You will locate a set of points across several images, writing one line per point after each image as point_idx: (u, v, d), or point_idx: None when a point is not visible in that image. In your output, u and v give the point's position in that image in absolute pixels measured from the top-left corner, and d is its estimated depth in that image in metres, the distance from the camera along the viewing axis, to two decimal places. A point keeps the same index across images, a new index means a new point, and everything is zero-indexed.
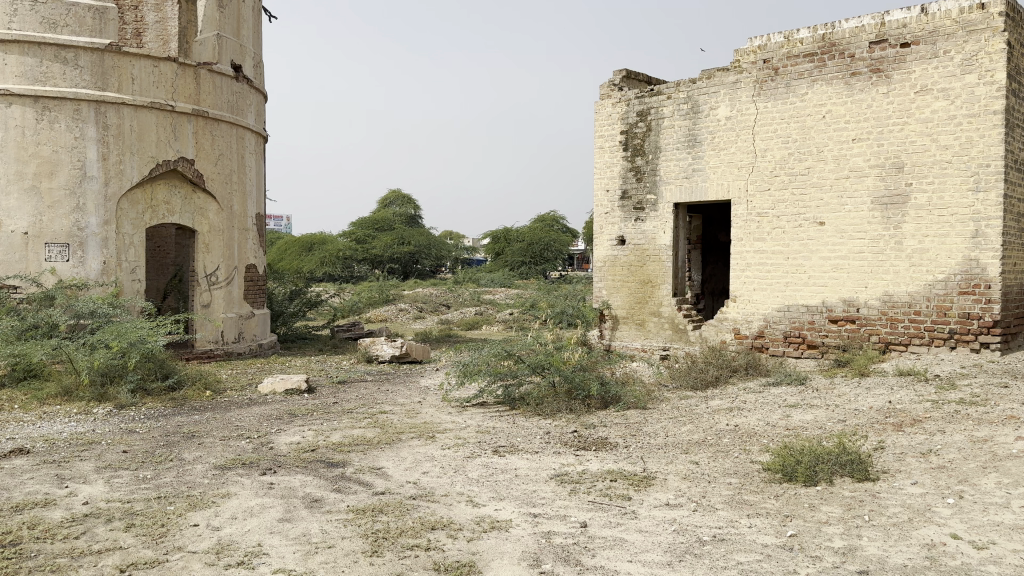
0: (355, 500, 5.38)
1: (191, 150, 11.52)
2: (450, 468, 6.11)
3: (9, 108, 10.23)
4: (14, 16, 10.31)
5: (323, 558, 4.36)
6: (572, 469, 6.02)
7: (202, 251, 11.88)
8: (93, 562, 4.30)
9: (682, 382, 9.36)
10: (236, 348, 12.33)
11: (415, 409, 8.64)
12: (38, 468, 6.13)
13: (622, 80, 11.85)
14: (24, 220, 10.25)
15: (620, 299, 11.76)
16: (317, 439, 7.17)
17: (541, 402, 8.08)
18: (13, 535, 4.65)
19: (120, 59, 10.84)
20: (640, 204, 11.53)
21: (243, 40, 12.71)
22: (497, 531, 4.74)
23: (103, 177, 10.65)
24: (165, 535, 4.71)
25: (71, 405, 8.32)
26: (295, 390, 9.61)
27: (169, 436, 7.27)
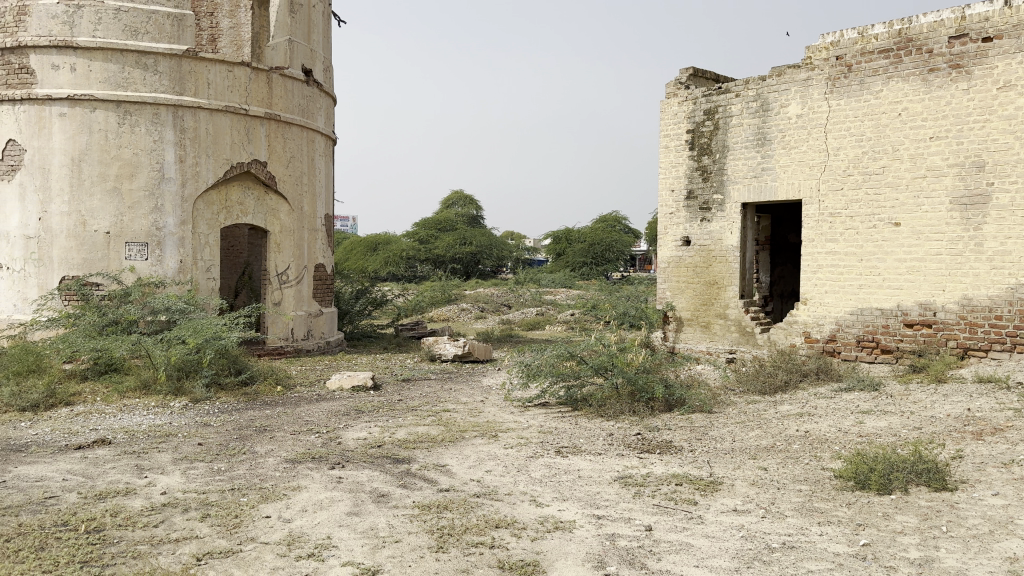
0: (421, 496, 5.44)
1: (263, 152, 11.88)
2: (513, 468, 6.14)
3: (93, 113, 10.64)
4: (98, 24, 10.72)
5: (390, 553, 4.43)
6: (637, 472, 5.98)
7: (273, 250, 12.21)
8: (171, 550, 4.45)
9: (749, 386, 9.16)
10: (306, 345, 12.61)
11: (478, 408, 8.69)
12: (119, 458, 6.39)
13: (688, 79, 11.70)
14: (106, 220, 10.65)
15: (685, 300, 11.62)
16: (382, 435, 7.28)
17: (604, 403, 8.03)
18: (97, 522, 4.85)
19: (197, 64, 11.22)
20: (706, 205, 11.36)
21: (314, 44, 13.01)
22: (562, 532, 4.73)
23: (180, 179, 11.03)
24: (239, 526, 4.86)
25: (150, 398, 8.65)
26: (362, 386, 9.78)
27: (242, 430, 7.49)
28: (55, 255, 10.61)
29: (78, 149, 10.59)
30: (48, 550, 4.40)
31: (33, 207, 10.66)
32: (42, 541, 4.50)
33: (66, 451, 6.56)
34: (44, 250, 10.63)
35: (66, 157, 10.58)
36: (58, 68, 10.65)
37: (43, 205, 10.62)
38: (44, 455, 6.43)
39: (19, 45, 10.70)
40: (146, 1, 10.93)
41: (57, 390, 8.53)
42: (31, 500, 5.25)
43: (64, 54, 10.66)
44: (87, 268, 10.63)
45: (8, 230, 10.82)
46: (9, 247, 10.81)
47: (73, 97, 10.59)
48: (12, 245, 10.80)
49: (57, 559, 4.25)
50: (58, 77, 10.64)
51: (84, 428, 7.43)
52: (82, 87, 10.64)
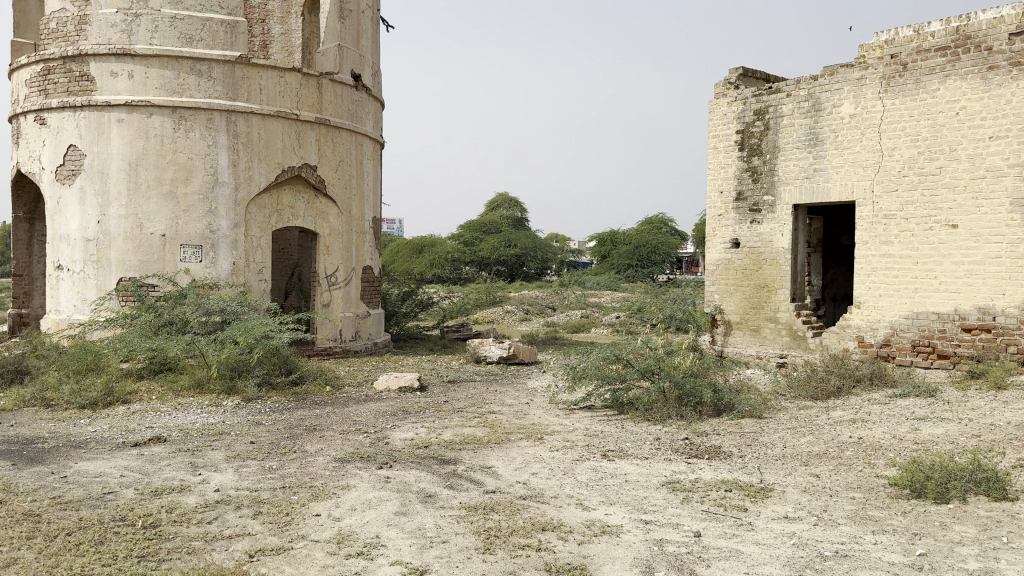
0: (467, 497, 5.46)
1: (314, 156, 12.07)
2: (559, 470, 6.12)
3: (150, 119, 10.93)
4: (155, 32, 11.01)
5: (438, 553, 4.45)
6: (685, 477, 5.92)
7: (323, 253, 12.39)
8: (225, 546, 4.55)
9: (801, 391, 8.98)
10: (354, 346, 12.77)
11: (523, 410, 8.69)
12: (174, 456, 6.54)
13: (738, 78, 11.55)
14: (162, 223, 10.92)
15: (734, 303, 11.47)
16: (429, 436, 7.33)
17: (651, 407, 7.96)
18: (154, 517, 4.98)
19: (249, 70, 11.44)
20: (756, 206, 11.21)
21: (363, 49, 13.17)
22: (609, 536, 4.71)
23: (233, 183, 11.27)
24: (290, 523, 4.94)
25: (204, 397, 8.84)
26: (409, 387, 9.86)
27: (292, 429, 7.61)
28: (113, 257, 10.92)
29: (135, 153, 10.89)
30: (107, 544, 4.52)
31: (93, 210, 10.99)
32: (101, 536, 4.64)
33: (123, 448, 6.74)
34: (102, 252, 10.95)
35: (124, 161, 10.89)
36: (117, 75, 10.96)
37: (102, 209, 10.94)
38: (103, 451, 6.62)
39: (80, 53, 11.05)
40: (201, 9, 11.19)
41: (115, 389, 8.78)
42: (91, 495, 5.41)
43: (122, 62, 10.97)
44: (143, 269, 10.91)
45: (69, 233, 11.18)
46: (70, 249, 11.16)
47: (131, 103, 10.90)
48: (73, 247, 11.15)
49: (116, 553, 4.37)
50: (117, 84, 10.95)
51: (140, 426, 7.63)
52: (139, 93, 10.94)
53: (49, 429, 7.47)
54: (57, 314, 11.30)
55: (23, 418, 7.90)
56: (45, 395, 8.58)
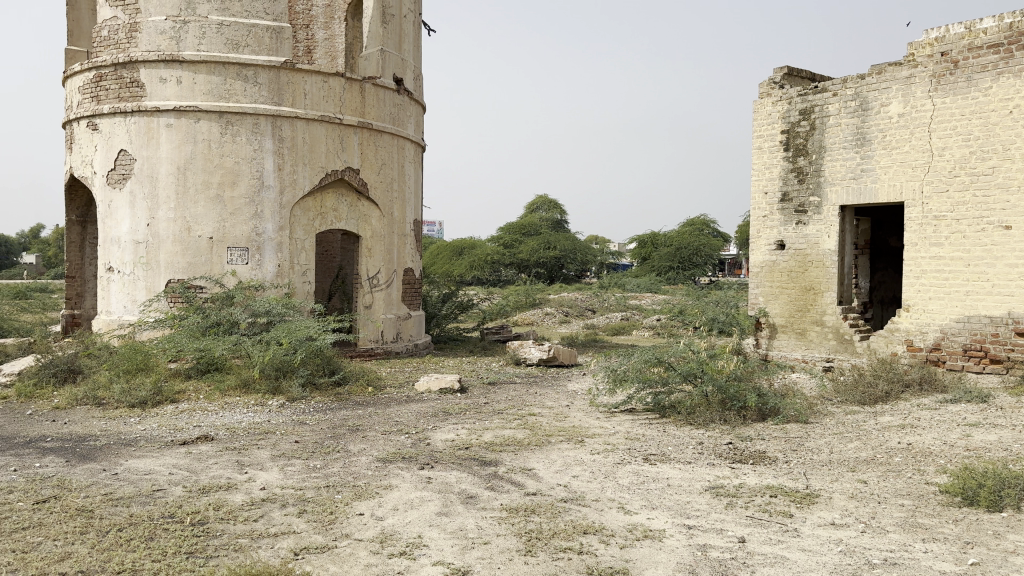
0: (508, 499, 5.47)
1: (357, 160, 12.22)
2: (601, 474, 6.10)
3: (198, 124, 11.17)
4: (202, 38, 11.24)
5: (480, 554, 4.47)
6: (729, 482, 5.85)
7: (365, 255, 12.53)
8: (270, 544, 4.62)
9: (848, 396, 8.82)
10: (395, 347, 12.89)
11: (564, 413, 8.67)
12: (221, 454, 6.67)
13: (783, 78, 11.38)
14: (209, 226, 11.14)
15: (779, 307, 11.31)
16: (470, 437, 7.36)
17: (694, 411, 7.87)
18: (202, 515, 5.07)
19: (294, 75, 11.62)
20: (802, 207, 11.04)
21: (405, 54, 13.28)
22: (651, 540, 4.67)
23: (278, 187, 11.45)
24: (334, 522, 5.00)
25: (249, 396, 8.99)
26: (449, 389, 9.91)
27: (336, 429, 7.71)
28: (162, 259, 11.17)
29: (184, 158, 11.13)
30: (157, 540, 4.63)
31: (143, 213, 11.25)
32: (151, 532, 4.74)
33: (172, 447, 6.89)
34: (152, 255, 11.21)
35: (172, 165, 11.13)
36: (166, 81, 11.21)
37: (151, 212, 11.20)
38: (153, 449, 6.77)
39: (131, 60, 11.33)
40: (247, 15, 11.40)
41: (163, 388, 8.97)
42: (141, 491, 5.54)
43: (171, 68, 11.22)
44: (191, 271, 11.14)
45: (120, 236, 11.46)
46: (120, 252, 11.44)
47: (179, 108, 11.14)
48: (123, 250, 11.43)
49: (165, 550, 4.47)
50: (166, 89, 11.20)
51: (188, 424, 7.80)
52: (188, 99, 11.18)
53: (101, 427, 7.67)
54: (108, 315, 11.60)
55: (76, 416, 8.11)
56: (98, 394, 8.81)
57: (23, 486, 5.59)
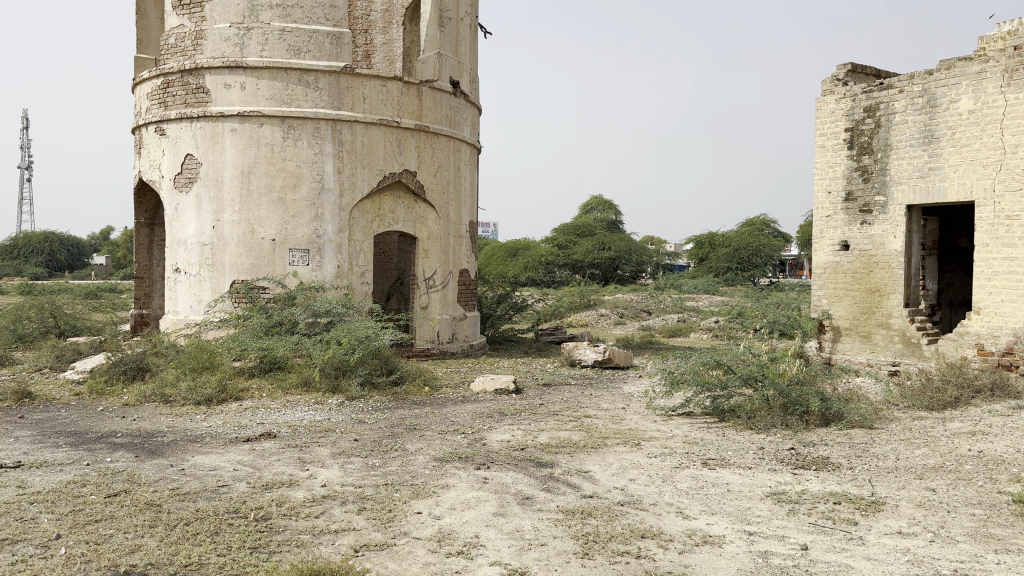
0: (565, 501, 5.47)
1: (414, 163, 12.35)
2: (658, 477, 6.05)
3: (261, 128, 11.44)
4: (265, 45, 11.50)
5: (536, 556, 4.48)
6: (791, 489, 5.74)
7: (421, 256, 12.67)
8: (331, 541, 4.70)
9: (914, 401, 8.58)
10: (451, 348, 13.00)
11: (620, 415, 8.61)
12: (284, 451, 6.82)
13: (847, 74, 11.13)
14: (271, 228, 11.40)
15: (843, 309, 11.05)
16: (526, 439, 7.37)
17: (754, 416, 7.74)
18: (265, 510, 5.20)
19: (353, 80, 11.80)
20: (866, 207, 10.78)
21: (462, 57, 13.37)
22: (711, 546, 4.62)
23: (338, 189, 11.66)
24: (393, 520, 5.06)
25: (310, 395, 9.17)
26: (504, 390, 9.95)
27: (393, 428, 7.81)
28: (226, 260, 11.47)
29: (247, 162, 11.41)
30: (222, 534, 4.76)
31: (208, 216, 11.58)
32: (216, 526, 4.87)
33: (236, 443, 7.07)
34: (217, 256, 11.52)
35: (237, 169, 11.43)
36: (230, 87, 11.51)
37: (217, 215, 11.51)
38: (218, 446, 6.96)
39: (197, 67, 11.66)
40: (308, 22, 11.62)
41: (227, 386, 9.21)
42: (206, 487, 5.70)
43: (235, 74, 11.51)
44: (255, 272, 11.41)
45: (187, 238, 11.81)
46: (187, 253, 11.79)
47: (243, 113, 11.43)
48: (190, 251, 11.77)
49: (230, 545, 4.59)
50: (230, 95, 11.50)
51: (252, 422, 7.99)
52: (251, 104, 11.45)
53: (168, 423, 7.92)
54: (175, 314, 11.97)
55: (144, 413, 8.39)
56: (165, 391, 9.09)
57: (95, 480, 5.81)
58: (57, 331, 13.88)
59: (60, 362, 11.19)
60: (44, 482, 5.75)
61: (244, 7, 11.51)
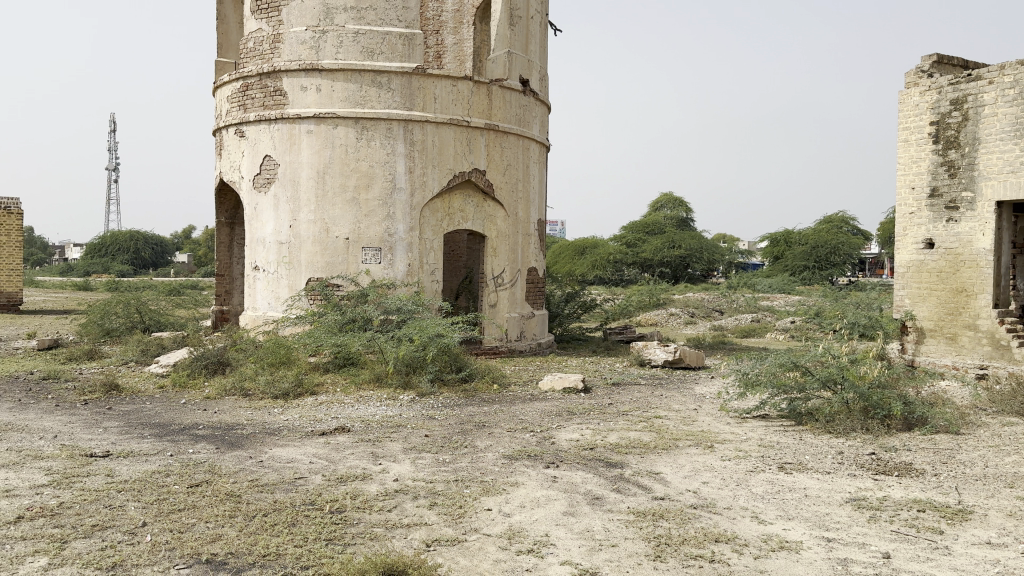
0: (635, 502, 5.42)
1: (483, 161, 12.43)
2: (732, 481, 5.94)
3: (335, 129, 11.69)
4: (340, 47, 11.74)
5: (608, 556, 4.45)
6: (871, 495, 5.56)
7: (490, 254, 12.75)
8: (403, 534, 4.78)
9: (1004, 406, 8.19)
10: (519, 346, 13.03)
11: (692, 417, 8.50)
12: (357, 445, 6.96)
13: (933, 66, 10.66)
14: (345, 227, 11.64)
15: (927, 309, 10.65)
16: (595, 438, 7.33)
17: (833, 419, 7.53)
18: (340, 503, 5.31)
19: (425, 80, 11.95)
20: (953, 203, 10.35)
21: (532, 55, 13.38)
22: (787, 552, 4.51)
23: (409, 189, 11.82)
24: (463, 516, 5.11)
25: (382, 390, 9.33)
26: (573, 388, 9.92)
27: (463, 424, 7.89)
28: (302, 259, 11.76)
29: (322, 163, 11.68)
30: (298, 526, 4.88)
31: (285, 216, 11.90)
32: (293, 518, 5.00)
33: (312, 437, 7.26)
34: (293, 255, 11.82)
35: (313, 170, 11.71)
36: (307, 89, 11.80)
37: (293, 214, 11.82)
38: (294, 439, 7.16)
39: (275, 70, 11.98)
40: (381, 23, 11.81)
41: (303, 381, 9.45)
42: (284, 479, 5.86)
43: (311, 76, 11.79)
44: (329, 271, 11.66)
45: (265, 236, 12.17)
46: (265, 251, 12.14)
47: (319, 115, 11.70)
48: (268, 250, 12.12)
49: (306, 536, 4.70)
50: (306, 97, 11.79)
51: (326, 416, 8.19)
52: (326, 106, 11.71)
53: (247, 416, 8.17)
54: (254, 310, 12.34)
55: (225, 406, 8.69)
56: (244, 385, 9.39)
57: (179, 470, 6.04)
58: (142, 325, 14.48)
59: (145, 356, 11.68)
60: (131, 471, 6.01)
61: (320, 10, 11.77)
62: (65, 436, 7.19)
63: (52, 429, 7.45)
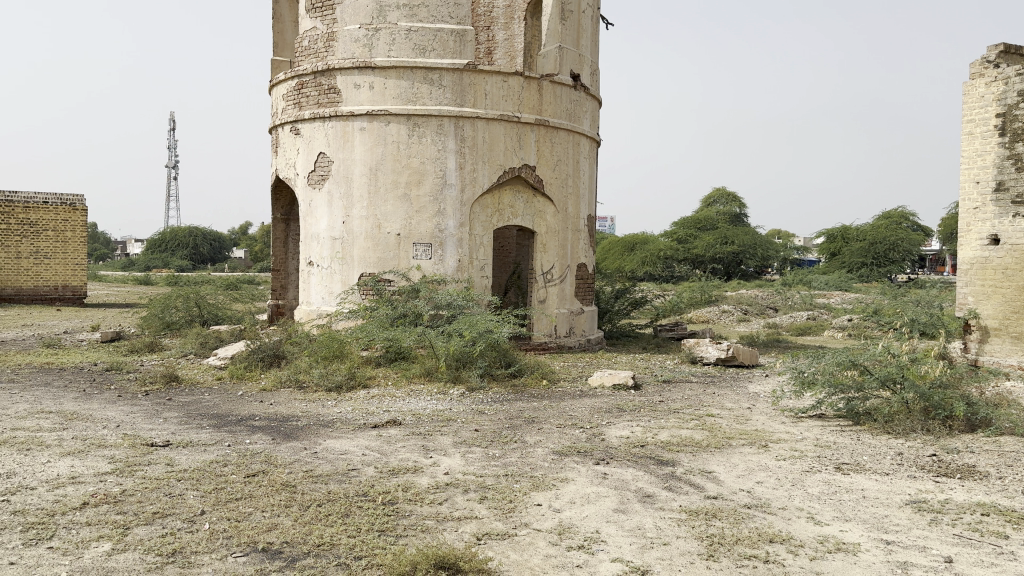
0: (687, 501, 5.38)
1: (533, 157, 12.43)
2: (787, 481, 5.85)
3: (388, 126, 11.82)
4: (393, 45, 11.86)
5: (660, 555, 4.43)
6: (933, 497, 5.42)
7: (540, 250, 12.76)
8: (455, 527, 4.82)
9: None
10: (568, 342, 13.02)
11: (745, 415, 8.37)
12: (408, 438, 7.03)
13: (999, 55, 10.34)
14: (397, 223, 11.76)
15: (992, 308, 10.32)
16: (645, 435, 7.29)
17: (892, 419, 7.37)
18: (392, 495, 5.39)
19: (476, 77, 11.98)
20: (1020, 198, 10.00)
21: (583, 49, 13.32)
22: (844, 554, 4.42)
23: (459, 185, 11.89)
24: (514, 510, 5.14)
25: (432, 384, 9.42)
26: (623, 385, 9.87)
27: (512, 419, 7.92)
28: (355, 254, 11.93)
29: (375, 160, 11.83)
30: (352, 516, 4.96)
31: (339, 212, 12.08)
32: (347, 508, 5.09)
33: (364, 429, 7.36)
34: (346, 250, 12.00)
35: (365, 167, 11.86)
36: (360, 87, 11.95)
37: (347, 210, 11.99)
38: (347, 431, 7.27)
39: (329, 68, 12.16)
40: (433, 20, 11.88)
41: (356, 374, 9.60)
42: (337, 470, 5.96)
43: (365, 74, 11.93)
44: (381, 266, 11.81)
45: (319, 232, 12.37)
46: (319, 247, 12.35)
47: (372, 112, 11.83)
48: (322, 246, 12.31)
49: (359, 526, 4.78)
50: (360, 95, 11.94)
51: (378, 409, 8.30)
52: (379, 103, 11.84)
53: (302, 408, 8.34)
54: (308, 305, 12.56)
55: (280, 398, 8.87)
56: (299, 377, 9.57)
57: (236, 460, 6.19)
58: (201, 318, 14.85)
59: (204, 349, 11.98)
60: (190, 460, 6.18)
61: (373, 8, 11.90)
62: (127, 426, 7.42)
63: (115, 419, 7.70)
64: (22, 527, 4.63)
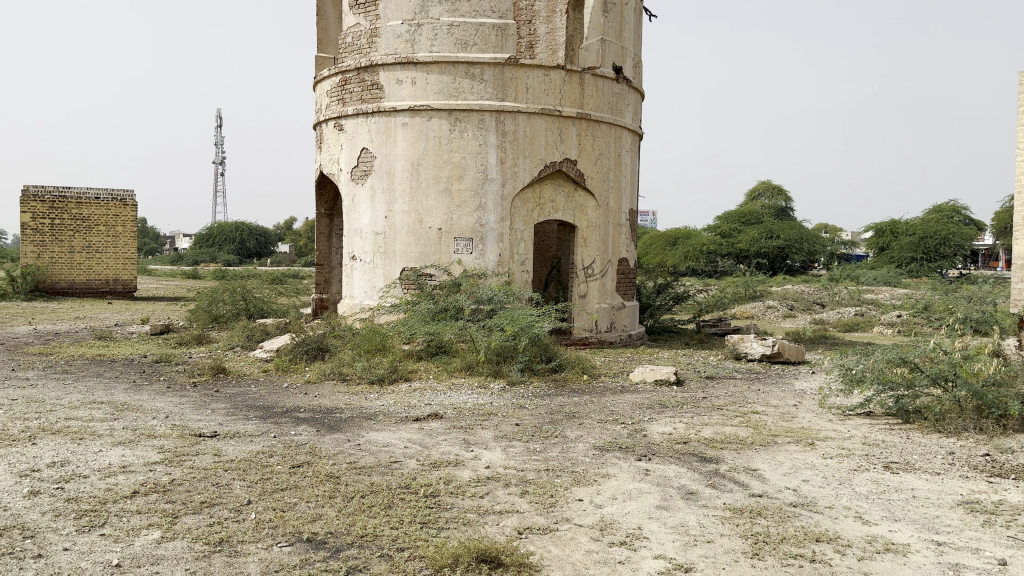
0: (731, 499, 5.31)
1: (574, 151, 12.38)
2: (834, 479, 5.75)
3: (429, 122, 11.88)
4: (435, 40, 11.90)
5: (703, 552, 4.39)
6: (986, 498, 5.27)
7: (580, 245, 12.72)
8: (496, 521, 4.84)
9: None
10: (609, 337, 12.97)
11: (790, 413, 8.24)
12: (450, 432, 7.06)
13: None
14: (438, 218, 11.82)
15: None
16: (688, 432, 7.23)
17: (943, 419, 7.19)
18: (434, 488, 5.42)
19: (518, 71, 11.97)
20: None
21: (626, 41, 13.20)
22: (894, 554, 4.34)
23: (500, 179, 11.90)
24: (555, 505, 5.14)
25: (473, 378, 9.47)
26: (665, 380, 9.78)
27: (553, 414, 7.91)
28: (397, 248, 12.02)
29: (417, 155, 11.90)
30: (394, 508, 5.01)
31: (381, 207, 12.18)
32: (389, 500, 5.14)
33: (407, 422, 7.42)
34: (388, 245, 12.10)
35: (407, 162, 11.94)
36: (402, 83, 12.02)
37: (389, 205, 12.09)
38: (390, 424, 7.34)
39: (372, 64, 12.25)
40: (475, 15, 11.90)
41: (398, 367, 9.68)
42: (380, 462, 6.03)
43: (407, 70, 12.00)
44: (423, 260, 11.89)
45: (362, 227, 12.49)
46: (362, 242, 12.46)
47: (414, 108, 11.91)
48: (364, 240, 12.43)
49: (402, 518, 4.82)
50: (402, 91, 12.02)
51: (420, 402, 8.35)
52: (421, 98, 11.91)
53: (345, 401, 8.44)
54: (351, 299, 12.69)
55: (324, 390, 8.99)
56: (342, 370, 9.69)
57: (281, 451, 6.29)
58: (247, 312, 15.08)
59: (250, 342, 12.19)
60: (237, 451, 6.29)
61: (415, 3, 11.96)
62: (176, 417, 7.59)
63: (165, 410, 7.88)
64: (76, 514, 4.76)
